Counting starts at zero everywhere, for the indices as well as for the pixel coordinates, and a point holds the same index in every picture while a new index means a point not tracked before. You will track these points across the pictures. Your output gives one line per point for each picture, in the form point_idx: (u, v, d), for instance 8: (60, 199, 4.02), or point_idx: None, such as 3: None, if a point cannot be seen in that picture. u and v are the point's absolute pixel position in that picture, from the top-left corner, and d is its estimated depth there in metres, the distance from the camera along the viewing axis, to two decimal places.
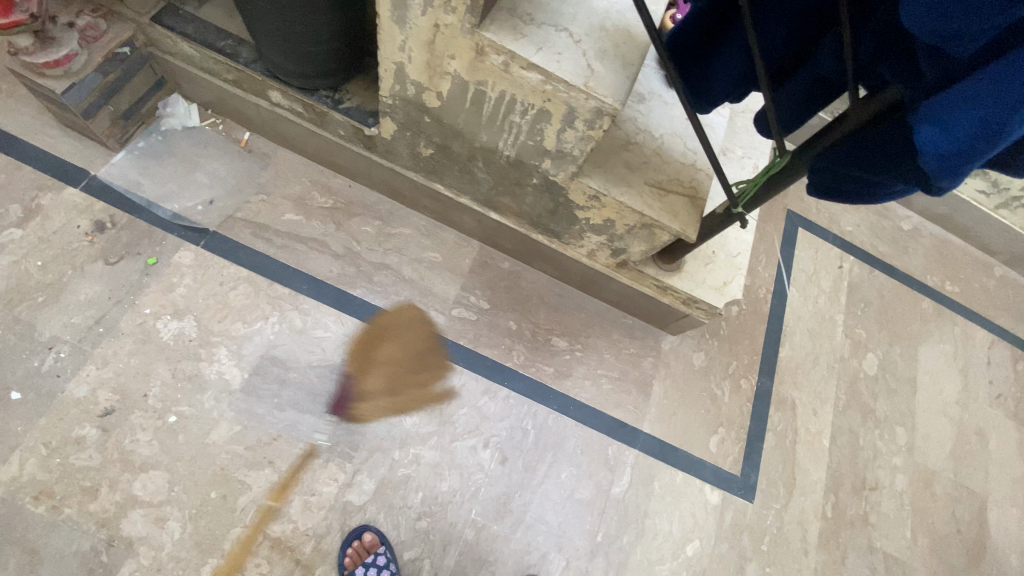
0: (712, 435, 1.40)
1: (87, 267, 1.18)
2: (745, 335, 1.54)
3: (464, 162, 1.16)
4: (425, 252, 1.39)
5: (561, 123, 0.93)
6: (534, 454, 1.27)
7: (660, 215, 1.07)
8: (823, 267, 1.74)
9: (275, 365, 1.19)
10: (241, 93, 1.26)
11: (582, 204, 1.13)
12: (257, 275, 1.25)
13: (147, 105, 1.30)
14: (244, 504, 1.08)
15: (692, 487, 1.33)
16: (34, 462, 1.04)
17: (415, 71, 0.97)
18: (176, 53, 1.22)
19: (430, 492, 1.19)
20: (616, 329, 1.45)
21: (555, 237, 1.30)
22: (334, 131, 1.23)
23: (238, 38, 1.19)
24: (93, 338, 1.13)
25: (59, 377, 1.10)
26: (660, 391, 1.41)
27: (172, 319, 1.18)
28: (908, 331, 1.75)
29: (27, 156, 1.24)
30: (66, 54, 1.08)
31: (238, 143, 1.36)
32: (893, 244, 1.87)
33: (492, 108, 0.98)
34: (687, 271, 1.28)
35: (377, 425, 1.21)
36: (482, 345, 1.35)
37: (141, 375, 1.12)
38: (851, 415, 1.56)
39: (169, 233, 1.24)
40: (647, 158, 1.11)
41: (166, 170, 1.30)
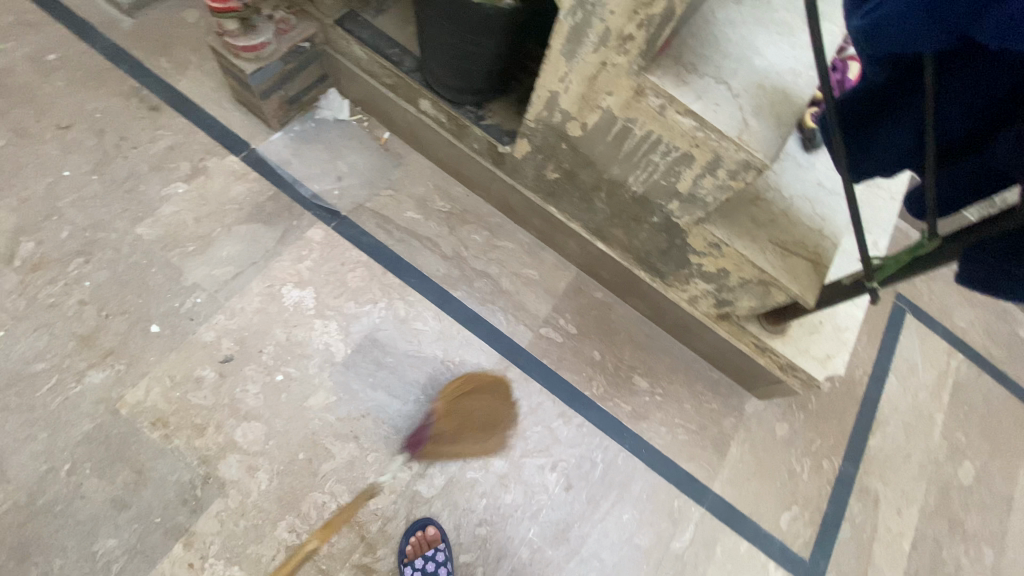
0: (785, 511, 1.33)
1: (233, 227, 1.31)
2: (834, 414, 1.47)
3: (587, 191, 1.20)
4: (526, 268, 1.43)
5: (702, 169, 0.96)
6: (599, 488, 1.26)
7: (779, 275, 1.07)
8: (927, 360, 1.63)
9: (374, 348, 1.26)
10: (393, 97, 1.38)
11: (700, 250, 1.14)
12: (374, 261, 1.34)
13: (309, 94, 1.45)
14: (325, 471, 1.14)
15: (756, 560, 1.27)
16: (159, 391, 1.15)
17: (568, 101, 1.03)
18: (346, 53, 1.36)
19: (493, 501, 1.21)
20: (700, 381, 1.42)
21: (659, 277, 1.31)
22: (470, 143, 1.32)
23: (404, 47, 1.30)
24: (227, 290, 1.25)
25: (193, 320, 1.22)
26: (736, 453, 1.36)
27: (295, 287, 1.28)
28: (1015, 447, 1.60)
29: (204, 123, 1.41)
30: (263, 42, 1.22)
31: (378, 140, 1.47)
32: (1010, 351, 1.73)
33: (634, 145, 1.02)
34: (789, 336, 1.25)
35: (456, 424, 1.25)
36: (565, 368, 1.37)
37: (260, 333, 1.22)
38: (939, 524, 1.44)
39: (306, 210, 1.36)
40: (774, 217, 1.11)
41: (313, 153, 1.43)
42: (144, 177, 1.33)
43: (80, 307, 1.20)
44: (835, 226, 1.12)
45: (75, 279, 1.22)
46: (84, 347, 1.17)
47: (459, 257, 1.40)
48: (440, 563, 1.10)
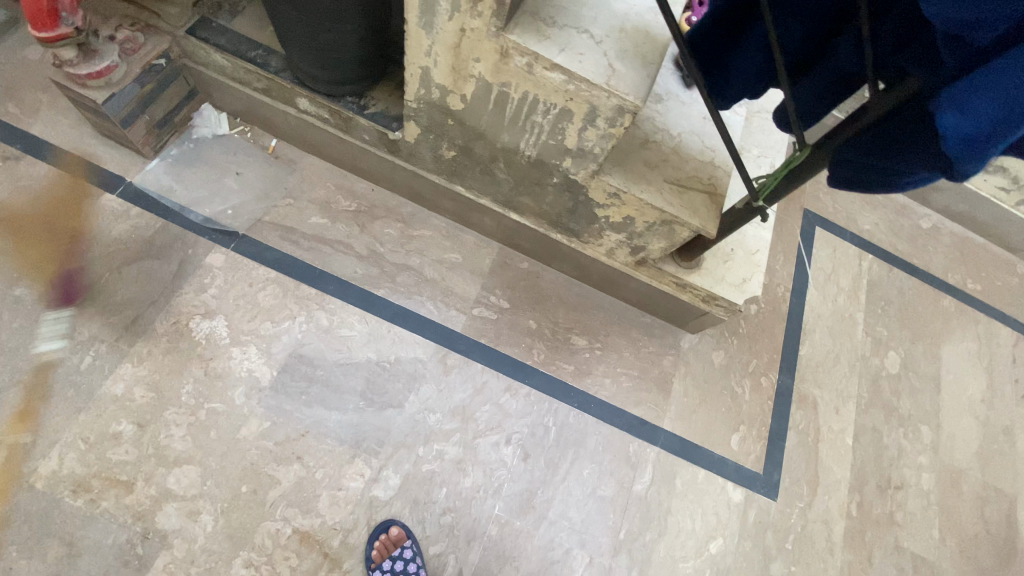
0: (733, 433, 1.40)
1: (124, 269, 1.22)
2: (764, 333, 1.55)
3: (485, 164, 1.19)
4: (446, 253, 1.41)
5: (583, 121, 0.96)
6: (556, 451, 1.28)
7: (680, 212, 1.09)
8: (841, 266, 1.74)
9: (302, 364, 1.22)
10: (270, 101, 1.30)
11: (603, 202, 1.15)
12: (286, 276, 1.29)
13: (180, 114, 1.35)
14: (273, 498, 1.11)
15: (715, 485, 1.33)
16: (74, 457, 1.07)
17: (440, 75, 1.00)
18: (209, 64, 1.27)
19: (454, 487, 1.20)
20: (635, 328, 1.46)
21: (575, 236, 1.32)
22: (359, 136, 1.27)
23: (268, 48, 1.23)
24: (130, 336, 1.17)
25: (97, 374, 1.13)
26: (680, 389, 1.42)
27: (204, 319, 1.21)
28: (930, 329, 1.73)
29: (68, 164, 1.29)
30: (108, 65, 1.13)
31: (266, 150, 1.41)
32: (912, 243, 1.86)
33: (515, 109, 1.00)
34: (705, 268, 1.30)
35: (402, 421, 1.23)
36: (503, 343, 1.37)
37: (176, 373, 1.16)
38: (874, 413, 1.55)
39: (201, 236, 1.28)
40: (666, 156, 1.14)
41: (198, 176, 1.35)
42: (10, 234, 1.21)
43: None
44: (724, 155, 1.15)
45: None
46: None
47: (374, 254, 1.36)
48: (409, 560, 1.09)
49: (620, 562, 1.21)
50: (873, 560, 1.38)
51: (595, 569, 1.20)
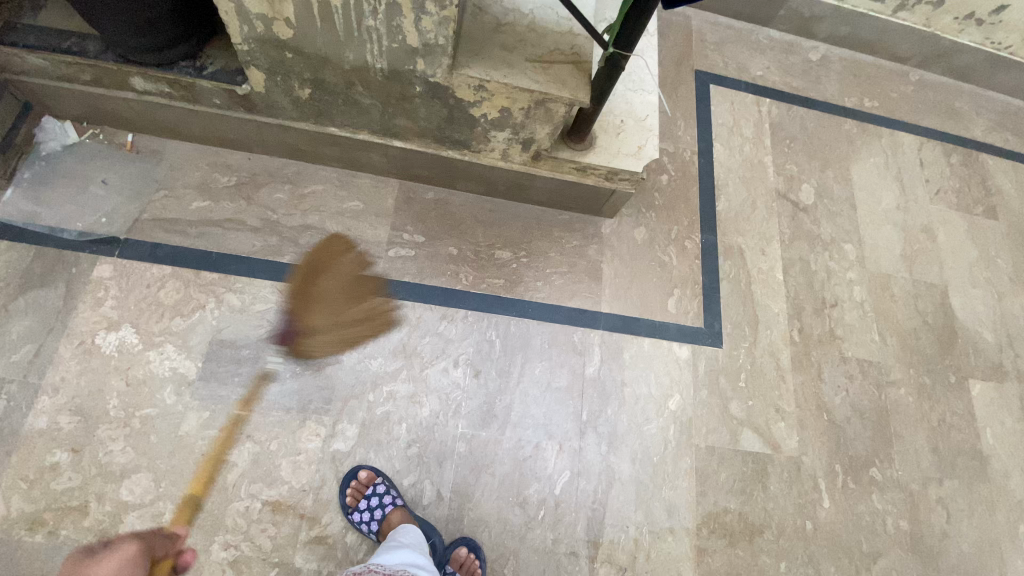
0: (670, 297, 1.44)
1: (9, 306, 1.15)
2: (680, 199, 1.57)
3: (345, 93, 1.13)
4: (345, 202, 1.37)
5: (413, 11, 0.91)
6: (504, 360, 1.30)
7: (548, 86, 1.07)
8: (742, 116, 1.75)
9: (226, 348, 1.19)
10: (105, 92, 1.20)
11: (473, 99, 1.11)
12: (183, 268, 1.23)
13: (21, 133, 1.26)
14: (234, 480, 1.10)
15: (662, 349, 1.38)
16: (16, 498, 1.04)
17: (254, 3, 0.93)
18: (26, 70, 1.16)
19: (412, 420, 1.21)
20: (554, 226, 1.46)
21: (465, 148, 1.29)
22: (210, 102, 1.19)
23: (80, 33, 1.13)
24: (37, 369, 1.12)
25: (15, 415, 1.08)
26: (610, 272, 1.44)
27: (109, 332, 1.16)
28: (837, 154, 1.79)
29: None
30: None
31: (124, 148, 1.31)
32: (806, 78, 1.89)
33: (343, 19, 0.95)
34: (599, 145, 1.29)
35: (344, 375, 1.23)
36: (427, 276, 1.36)
37: (97, 392, 1.12)
38: (799, 245, 1.61)
39: (80, 252, 1.21)
40: (522, 36, 1.10)
41: (58, 193, 1.25)
42: None
43: None
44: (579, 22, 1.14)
45: None
46: None
47: (270, 226, 1.31)
48: (384, 494, 1.11)
49: (588, 441, 1.26)
50: (822, 374, 1.47)
51: (567, 454, 1.24)
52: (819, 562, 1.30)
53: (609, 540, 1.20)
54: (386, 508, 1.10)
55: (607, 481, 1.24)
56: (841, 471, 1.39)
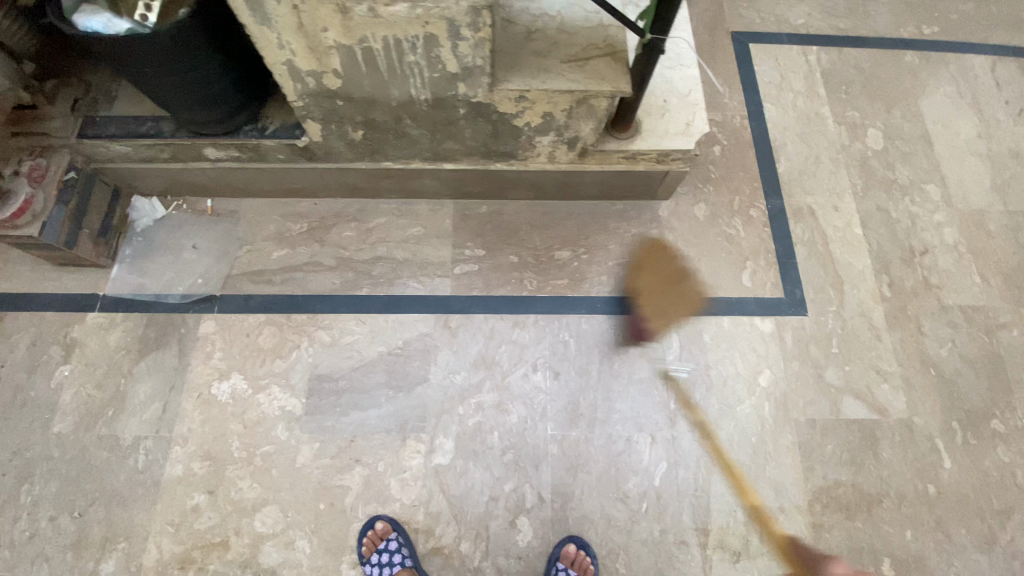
0: (742, 271, 1.40)
1: (134, 370, 1.29)
2: (737, 168, 1.52)
3: (394, 127, 1.19)
4: (407, 230, 1.44)
5: (450, 39, 0.94)
6: (582, 358, 1.31)
7: (588, 83, 1.07)
8: (789, 71, 1.67)
9: (324, 382, 1.28)
10: (184, 165, 1.32)
11: (515, 111, 1.13)
12: (274, 314, 1.34)
13: (117, 215, 1.39)
14: (350, 503, 1.18)
15: (743, 325, 1.34)
16: (168, 540, 1.16)
17: (304, 62, 0.99)
18: (115, 157, 1.29)
19: (503, 428, 1.25)
20: (611, 218, 1.45)
21: (512, 158, 1.31)
22: (275, 158, 1.29)
23: (155, 116, 1.24)
24: (166, 424, 1.24)
25: (155, 466, 1.21)
26: (676, 254, 1.41)
27: (222, 381, 1.28)
28: (901, 91, 1.66)
29: (45, 304, 1.35)
30: (25, 199, 1.18)
31: (206, 212, 1.44)
32: (853, 16, 1.77)
33: (386, 60, 0.99)
34: (646, 130, 1.27)
35: (433, 392, 1.28)
36: (494, 287, 1.40)
37: (220, 437, 1.23)
38: (873, 195, 1.51)
39: (186, 313, 1.34)
40: (554, 39, 1.11)
41: (158, 263, 1.39)
42: (26, 384, 1.28)
43: (54, 522, 1.18)
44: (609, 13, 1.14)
45: (32, 505, 1.19)
46: (82, 550, 1.16)
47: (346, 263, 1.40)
48: (395, 551, 1.11)
49: (680, 429, 1.25)
50: (922, 328, 1.37)
51: (661, 444, 1.24)
52: (949, 526, 1.22)
53: (718, 525, 1.18)
54: (394, 567, 1.10)
55: (706, 467, 1.22)
56: (959, 428, 1.30)
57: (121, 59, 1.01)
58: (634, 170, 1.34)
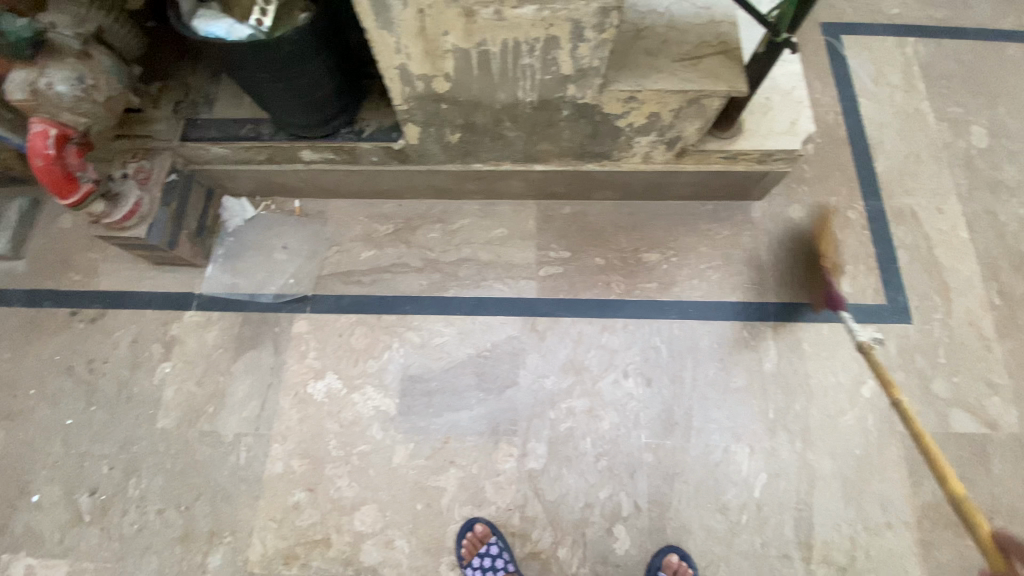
0: (841, 275, 1.35)
1: (232, 368, 1.32)
2: (833, 167, 1.46)
3: (492, 129, 1.17)
4: (492, 231, 1.43)
5: (571, 41, 0.91)
6: (675, 365, 1.28)
7: (703, 83, 1.03)
8: (884, 64, 1.58)
9: (416, 383, 1.29)
10: (278, 167, 1.34)
11: (621, 112, 1.10)
12: (366, 314, 1.36)
13: (210, 216, 1.41)
14: (447, 504, 1.20)
15: (842, 333, 1.30)
16: (272, 536, 1.19)
17: (418, 66, 0.98)
18: (212, 160, 1.31)
19: (596, 434, 1.24)
20: (700, 219, 1.41)
21: (606, 159, 1.28)
22: (368, 160, 1.29)
23: (254, 119, 1.25)
24: (265, 421, 1.27)
25: (257, 463, 1.24)
26: (769, 258, 1.37)
27: (317, 380, 1.30)
28: (1007, 84, 1.56)
29: (144, 302, 1.39)
30: (134, 201, 1.18)
31: (294, 213, 1.46)
32: (950, 6, 1.65)
33: (500, 63, 0.97)
34: (749, 129, 1.22)
35: (524, 396, 1.28)
36: (581, 290, 1.37)
37: (317, 436, 1.25)
38: (979, 196, 1.43)
39: (280, 312, 1.37)
40: (664, 37, 1.07)
41: (250, 263, 1.42)
42: (129, 380, 1.33)
43: (161, 515, 1.21)
44: (720, 8, 1.08)
45: (140, 498, 1.23)
46: (189, 543, 1.19)
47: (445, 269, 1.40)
48: (497, 556, 1.12)
49: (780, 440, 1.22)
50: None
51: (760, 455, 1.21)
52: None
53: (822, 540, 1.16)
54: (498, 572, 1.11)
55: (808, 480, 1.19)
56: None
57: (235, 65, 1.02)
58: (734, 172, 1.30)
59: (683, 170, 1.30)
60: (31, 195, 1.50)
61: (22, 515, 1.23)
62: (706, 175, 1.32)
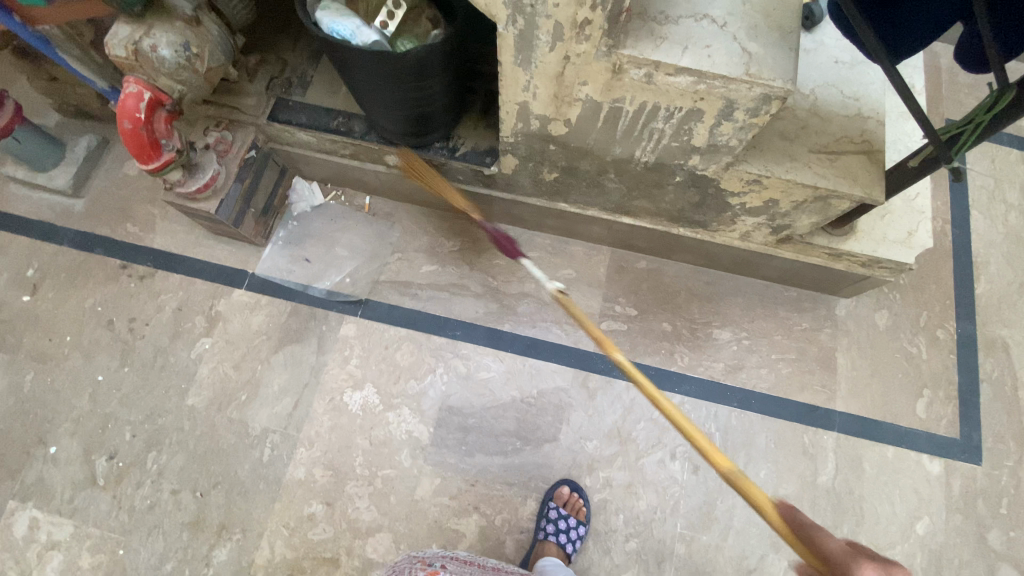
0: (917, 398, 1.27)
1: (272, 359, 1.28)
2: (931, 279, 1.36)
3: (593, 177, 1.10)
4: (559, 270, 1.36)
5: (717, 118, 0.84)
6: (726, 457, 1.22)
7: (838, 183, 0.94)
8: (1005, 177, 1.47)
9: (454, 415, 1.24)
10: (358, 164, 1.28)
11: (739, 191, 1.02)
12: (415, 331, 1.31)
13: (279, 196, 1.36)
14: (464, 551, 1.15)
15: (908, 460, 1.22)
16: (281, 543, 1.15)
17: (540, 106, 0.92)
18: (293, 143, 1.25)
19: (631, 512, 1.18)
20: (780, 305, 1.33)
21: (701, 228, 1.20)
22: (453, 177, 1.23)
23: (347, 112, 1.20)
24: (296, 422, 1.23)
25: (280, 463, 1.20)
26: (846, 363, 1.29)
27: (355, 390, 1.26)
28: None
29: (194, 270, 1.35)
30: (211, 174, 1.13)
31: (362, 209, 1.41)
32: None
33: (628, 121, 0.90)
34: (862, 230, 1.13)
35: (561, 454, 1.22)
36: (641, 354, 1.30)
37: (345, 449, 1.21)
38: None
39: (330, 310, 1.32)
40: (804, 122, 0.98)
41: (310, 252, 1.37)
42: (167, 348, 1.29)
43: (174, 496, 1.18)
44: (868, 102, 1.00)
45: (157, 473, 1.20)
46: (198, 531, 1.16)
47: (471, 283, 1.35)
48: None
49: None
50: None
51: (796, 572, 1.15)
52: None
53: None
54: None
55: None
56: None
57: (349, 66, 0.96)
58: (833, 270, 1.22)
59: (777, 257, 1.22)
60: (101, 134, 1.46)
61: (36, 465, 1.21)
62: (800, 265, 1.24)
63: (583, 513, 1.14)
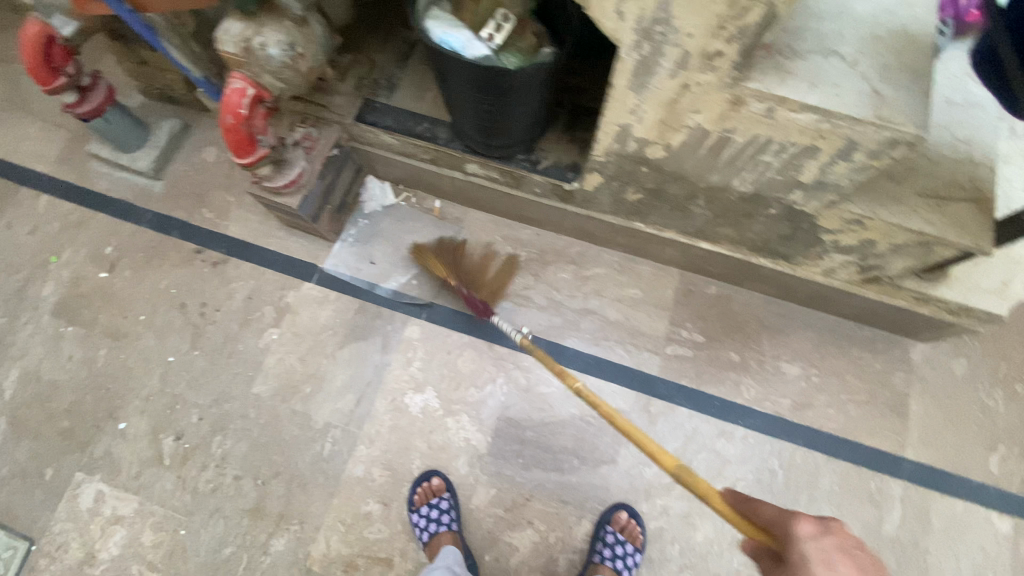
0: (992, 453, 1.22)
1: (337, 355, 1.30)
2: (1014, 329, 1.30)
3: (679, 202, 1.09)
4: (625, 289, 1.35)
5: (832, 157, 0.81)
6: (787, 496, 1.19)
7: (945, 231, 0.91)
8: None
9: (512, 427, 1.24)
10: (437, 169, 1.28)
11: (835, 228, 0.99)
12: (478, 338, 1.31)
13: (353, 194, 1.38)
14: (516, 565, 1.15)
15: (978, 517, 1.18)
16: (336, 539, 1.17)
17: (643, 130, 0.90)
18: (375, 144, 1.26)
19: (686, 542, 1.16)
20: (853, 344, 1.29)
21: (782, 260, 1.17)
22: (530, 189, 1.22)
23: (433, 118, 1.20)
24: (357, 419, 1.25)
25: (339, 459, 1.22)
26: (918, 410, 1.25)
27: (416, 392, 1.27)
28: None
29: (266, 261, 1.38)
30: (298, 171, 1.14)
31: (432, 213, 1.41)
32: None
33: (734, 152, 0.88)
34: (954, 276, 1.09)
35: (618, 476, 1.20)
36: (705, 382, 1.28)
37: (403, 450, 1.22)
38: None
39: (396, 311, 1.34)
40: (912, 163, 0.95)
41: (379, 252, 1.38)
42: (236, 335, 1.32)
43: (236, 481, 1.21)
44: (981, 146, 0.96)
45: (221, 458, 1.22)
46: (256, 519, 1.18)
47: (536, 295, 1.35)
48: None
49: None
50: None
51: None
52: None
53: None
54: None
55: None
56: None
57: (452, 77, 0.95)
58: (915, 314, 1.18)
59: (858, 296, 1.19)
60: (184, 119, 1.50)
61: (106, 439, 1.24)
62: (881, 306, 1.20)
63: (639, 541, 1.13)
